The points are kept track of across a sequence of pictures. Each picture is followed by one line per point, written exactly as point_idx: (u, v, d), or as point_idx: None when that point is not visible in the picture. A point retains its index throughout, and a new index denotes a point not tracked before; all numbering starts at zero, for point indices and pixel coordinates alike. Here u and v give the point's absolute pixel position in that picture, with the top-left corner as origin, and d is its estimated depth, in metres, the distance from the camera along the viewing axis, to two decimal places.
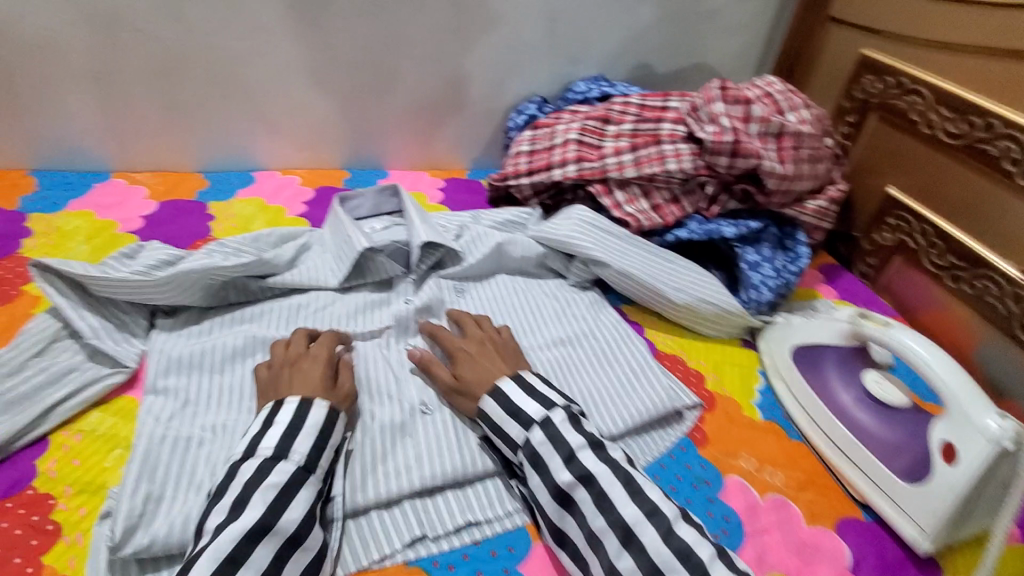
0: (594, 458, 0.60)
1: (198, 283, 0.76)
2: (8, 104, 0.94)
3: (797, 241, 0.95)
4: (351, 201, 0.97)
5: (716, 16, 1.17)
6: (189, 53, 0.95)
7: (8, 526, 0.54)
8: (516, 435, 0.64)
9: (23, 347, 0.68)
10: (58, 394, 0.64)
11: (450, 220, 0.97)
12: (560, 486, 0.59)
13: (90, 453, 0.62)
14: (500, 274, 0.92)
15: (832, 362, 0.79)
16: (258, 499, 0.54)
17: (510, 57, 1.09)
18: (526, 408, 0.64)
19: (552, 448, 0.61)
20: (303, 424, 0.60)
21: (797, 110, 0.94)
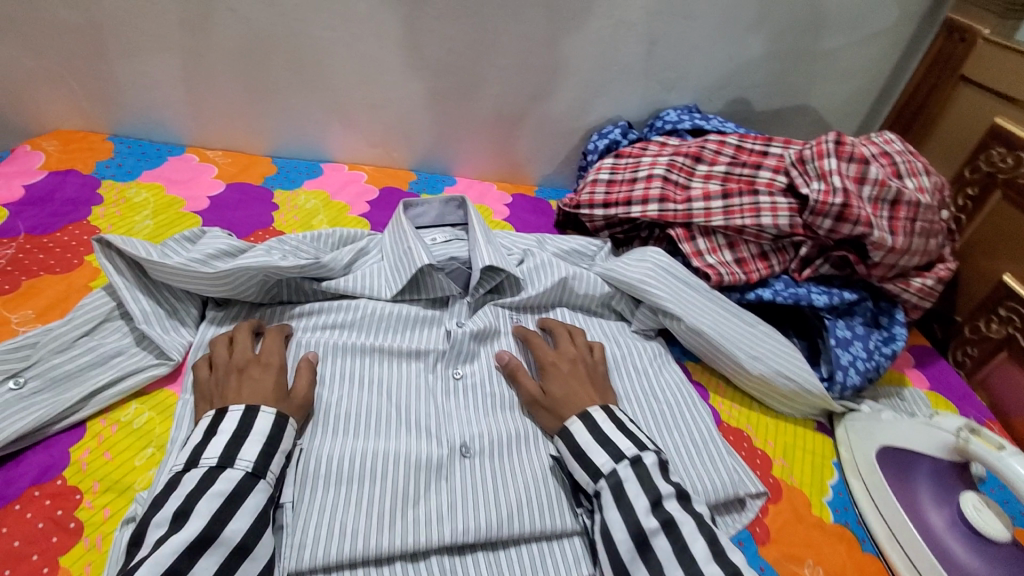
0: (681, 508, 0.56)
1: (254, 280, 0.73)
2: (97, 69, 0.95)
3: (893, 320, 0.85)
4: (415, 209, 0.92)
5: (831, 57, 1.07)
6: (276, 39, 0.93)
7: (31, 517, 0.53)
8: (601, 464, 0.61)
9: (76, 323, 0.67)
10: (101, 380, 0.63)
11: (515, 242, 0.92)
12: (643, 529, 0.55)
13: (122, 448, 0.60)
14: (562, 307, 0.86)
15: (925, 472, 0.69)
16: (201, 509, 0.51)
17: (600, 77, 1.03)
18: (617, 441, 0.62)
19: (639, 487, 0.58)
20: (247, 432, 0.57)
21: (917, 176, 0.84)
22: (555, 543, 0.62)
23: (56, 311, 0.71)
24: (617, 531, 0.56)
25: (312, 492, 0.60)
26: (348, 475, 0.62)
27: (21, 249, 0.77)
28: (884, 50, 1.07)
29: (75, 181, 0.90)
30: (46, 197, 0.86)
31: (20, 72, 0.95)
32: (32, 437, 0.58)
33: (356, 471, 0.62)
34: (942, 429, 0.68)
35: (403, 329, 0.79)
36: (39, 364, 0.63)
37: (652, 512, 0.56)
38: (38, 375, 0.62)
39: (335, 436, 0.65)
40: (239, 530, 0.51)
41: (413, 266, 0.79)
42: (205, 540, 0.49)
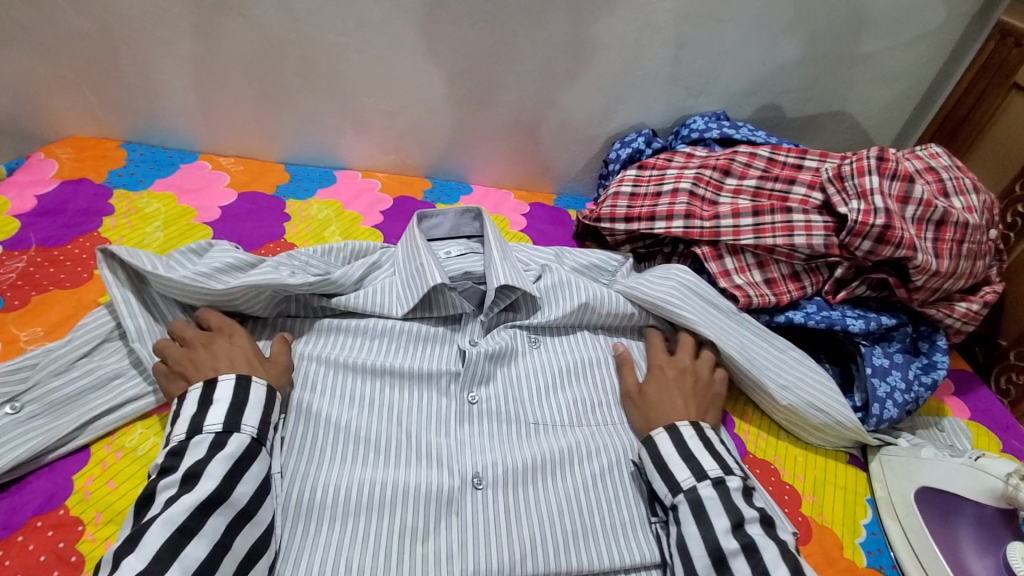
0: (763, 534, 0.56)
1: (263, 296, 0.71)
2: (110, 76, 0.93)
3: (933, 347, 0.80)
4: (430, 219, 0.89)
5: (870, 61, 1.01)
6: (289, 46, 0.90)
7: (33, 550, 0.52)
8: (681, 479, 0.61)
9: (75, 343, 0.65)
10: (98, 406, 0.62)
11: (533, 257, 0.88)
12: (721, 547, 0.55)
13: (125, 476, 0.59)
14: (584, 330, 0.81)
15: (969, 518, 0.64)
16: (212, 471, 0.53)
17: (623, 83, 0.98)
18: (701, 458, 0.62)
19: (721, 507, 0.58)
20: (245, 400, 0.59)
21: (965, 194, 0.78)
22: None
23: (61, 328, 0.70)
24: (694, 547, 0.57)
25: (303, 528, 0.58)
26: (337, 513, 0.59)
27: (32, 262, 0.76)
28: (928, 54, 1.01)
29: (87, 190, 0.89)
30: (58, 208, 0.85)
31: (33, 79, 0.94)
32: (31, 465, 0.57)
33: (343, 511, 0.59)
34: (989, 473, 0.63)
35: (412, 348, 0.75)
36: (37, 387, 0.62)
37: (731, 532, 0.56)
38: (36, 400, 0.61)
39: (318, 471, 0.61)
40: (246, 494, 0.54)
41: (426, 285, 0.75)
42: (215, 499, 0.52)
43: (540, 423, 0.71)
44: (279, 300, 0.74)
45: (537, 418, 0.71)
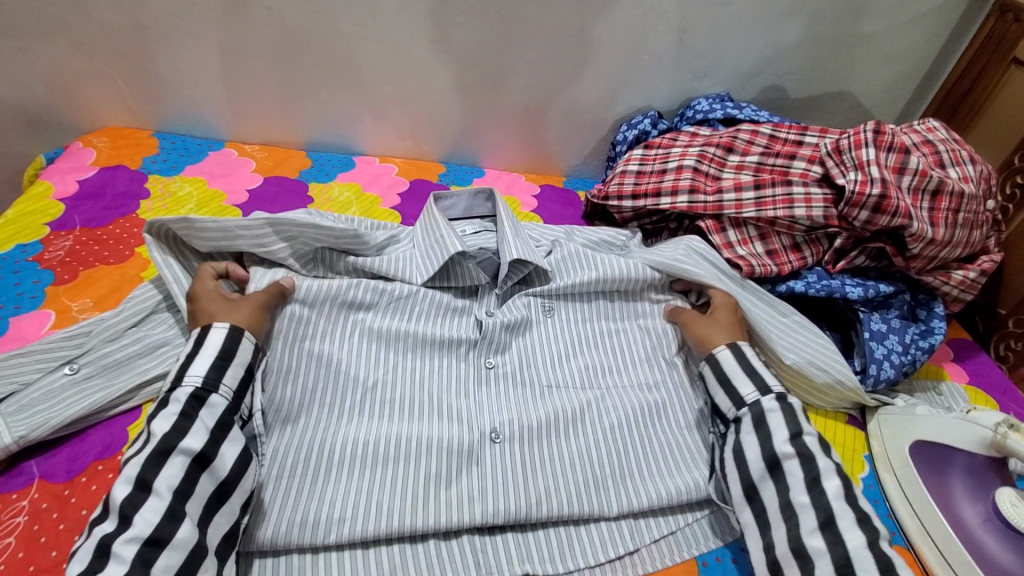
0: (819, 445, 0.62)
1: (294, 238, 0.76)
2: (143, 68, 0.99)
3: (931, 313, 0.83)
4: (445, 200, 0.94)
5: (871, 41, 1.03)
6: (309, 37, 0.95)
7: (95, 489, 0.58)
8: (745, 394, 0.67)
9: (125, 314, 0.70)
10: (149, 370, 0.68)
11: (543, 234, 0.92)
12: (776, 452, 0.62)
13: None
14: (601, 300, 0.84)
15: (961, 468, 0.67)
16: (157, 427, 0.55)
17: (629, 66, 1.02)
18: (764, 376, 0.68)
19: (782, 418, 0.64)
20: (200, 347, 0.62)
21: (961, 165, 0.81)
22: (584, 528, 0.64)
23: (110, 301, 0.75)
24: (751, 453, 0.64)
25: (335, 476, 0.63)
26: (351, 463, 0.64)
27: (78, 241, 0.82)
28: (929, 33, 1.03)
29: (124, 175, 0.95)
30: (99, 191, 0.91)
31: (71, 73, 1.00)
32: (89, 421, 0.64)
33: (360, 460, 0.64)
34: (979, 425, 0.65)
35: (430, 316, 0.79)
36: (92, 352, 0.67)
37: (789, 440, 0.62)
38: (91, 363, 0.67)
39: (342, 425, 0.67)
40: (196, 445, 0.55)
41: (448, 253, 0.79)
42: (165, 450, 0.54)
43: (553, 385, 0.75)
44: (306, 253, 0.78)
45: (550, 381, 0.76)
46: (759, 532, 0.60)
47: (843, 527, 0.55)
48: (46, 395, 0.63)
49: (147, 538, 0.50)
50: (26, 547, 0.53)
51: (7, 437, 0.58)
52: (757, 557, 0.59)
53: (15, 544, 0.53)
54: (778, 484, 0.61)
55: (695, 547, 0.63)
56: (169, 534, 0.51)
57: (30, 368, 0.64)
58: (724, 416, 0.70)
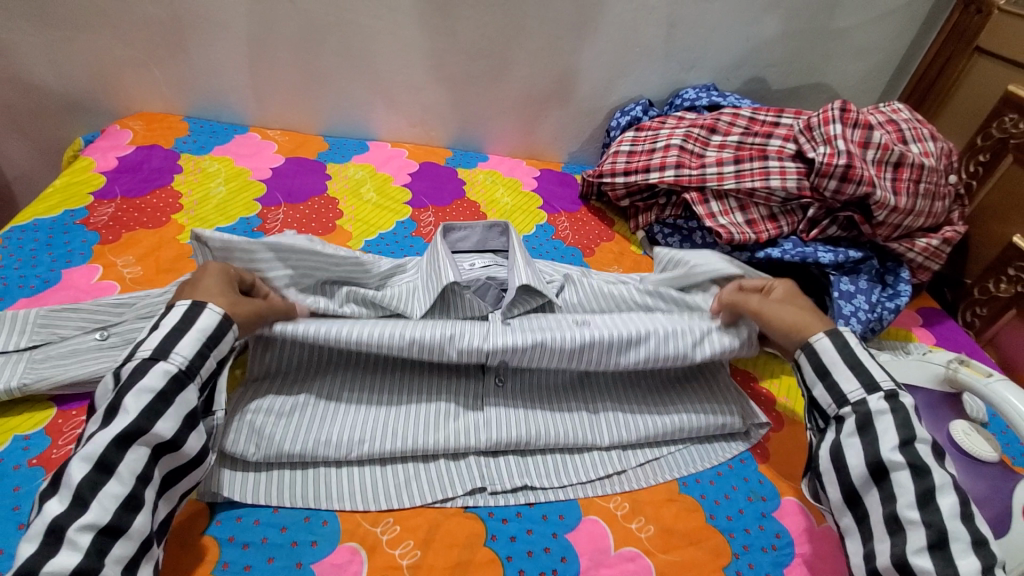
0: (932, 455, 0.54)
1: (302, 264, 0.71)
2: (177, 57, 1.08)
3: (899, 279, 0.90)
4: (456, 233, 0.87)
5: (845, 36, 1.12)
6: (329, 29, 1.04)
7: None
8: (849, 391, 0.59)
9: (165, 295, 0.73)
10: None
11: (555, 269, 0.86)
12: (883, 460, 0.54)
13: None
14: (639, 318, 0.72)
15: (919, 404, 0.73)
16: (128, 405, 0.50)
17: (622, 57, 1.11)
18: (872, 370, 0.59)
19: (893, 423, 0.55)
20: (189, 327, 0.56)
21: (923, 142, 0.91)
22: (577, 455, 0.70)
23: (140, 276, 0.81)
24: (852, 457, 0.56)
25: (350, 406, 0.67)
26: (361, 394, 0.69)
27: (119, 208, 0.91)
28: (898, 28, 1.12)
29: (158, 153, 1.04)
30: (137, 166, 1.00)
31: (112, 62, 1.09)
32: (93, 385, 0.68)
33: (366, 395, 0.69)
34: (933, 362, 0.73)
35: (440, 325, 0.66)
36: (124, 324, 0.72)
37: (899, 448, 0.54)
38: (118, 333, 0.71)
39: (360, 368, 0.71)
40: (169, 426, 0.52)
41: (441, 284, 0.73)
42: (135, 431, 0.50)
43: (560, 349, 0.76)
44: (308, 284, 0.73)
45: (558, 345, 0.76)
46: (861, 540, 0.55)
47: (957, 550, 0.49)
48: (70, 351, 0.69)
49: (104, 525, 0.46)
50: None
51: (14, 381, 0.65)
52: (858, 565, 0.55)
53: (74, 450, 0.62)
54: (884, 494, 0.54)
55: (676, 471, 0.70)
56: (125, 522, 0.48)
57: (73, 325, 0.71)
58: (821, 412, 0.62)
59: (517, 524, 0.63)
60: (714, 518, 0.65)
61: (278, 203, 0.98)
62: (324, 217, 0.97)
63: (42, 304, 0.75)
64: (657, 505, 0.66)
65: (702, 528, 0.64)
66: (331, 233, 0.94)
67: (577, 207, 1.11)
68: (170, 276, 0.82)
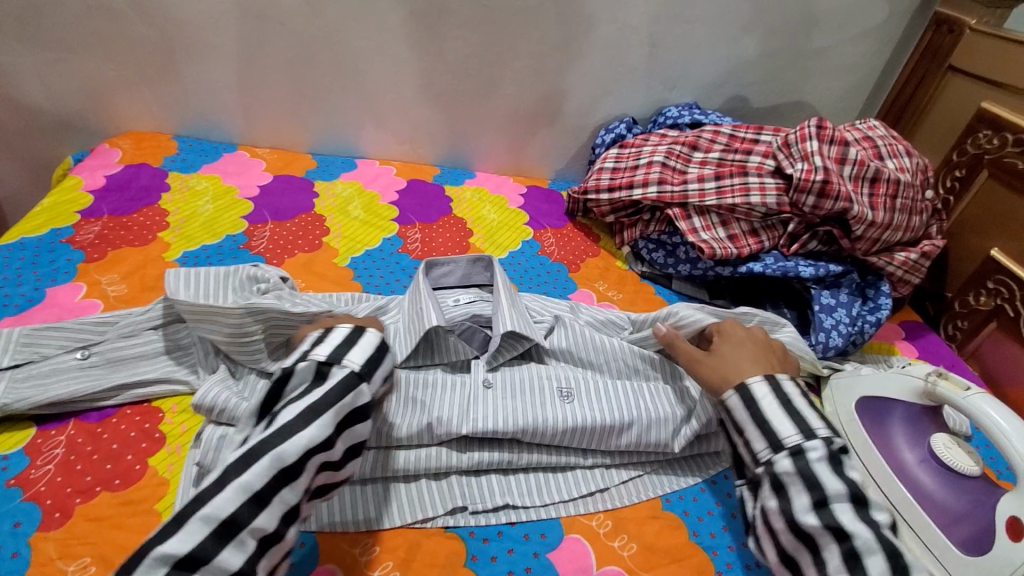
0: (852, 514, 0.52)
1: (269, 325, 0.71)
2: (168, 78, 1.10)
3: (879, 292, 0.91)
4: (440, 268, 0.87)
5: (822, 55, 1.15)
6: (318, 50, 1.06)
7: (110, 437, 0.66)
8: (759, 450, 0.59)
9: (151, 315, 0.75)
10: (145, 375, 0.71)
11: (546, 307, 0.85)
12: (802, 524, 0.53)
13: (192, 417, 0.70)
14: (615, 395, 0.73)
15: (899, 417, 0.73)
16: (329, 418, 0.52)
17: (607, 77, 1.13)
18: (776, 425, 0.58)
19: (802, 484, 0.54)
20: (380, 360, 0.59)
21: (898, 157, 0.93)
22: (559, 474, 0.69)
23: (122, 296, 0.81)
24: (776, 522, 0.55)
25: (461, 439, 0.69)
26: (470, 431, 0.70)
27: (106, 227, 0.92)
28: (874, 48, 1.16)
29: (147, 172, 1.05)
30: (125, 185, 1.01)
31: (104, 83, 1.11)
32: (73, 405, 0.68)
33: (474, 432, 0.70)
34: (911, 375, 0.72)
35: (425, 411, 0.67)
36: (106, 345, 0.73)
37: (813, 509, 0.53)
38: (101, 353, 0.72)
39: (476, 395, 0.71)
40: (342, 448, 0.54)
41: (422, 328, 0.73)
42: (322, 447, 0.51)
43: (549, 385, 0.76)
44: (279, 342, 0.73)
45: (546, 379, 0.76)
46: None
47: None
48: (51, 372, 0.69)
49: (268, 532, 0.47)
50: (64, 473, 0.62)
51: None
52: None
53: (54, 470, 0.62)
54: (814, 557, 0.52)
55: (658, 489, 0.69)
56: (284, 531, 0.49)
57: (55, 344, 0.71)
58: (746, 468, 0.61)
59: (499, 544, 0.62)
60: (697, 535, 0.65)
61: (264, 220, 0.98)
62: (310, 234, 0.98)
63: (27, 323, 0.75)
64: (640, 522, 0.66)
65: (685, 545, 0.64)
66: (317, 250, 0.95)
67: (563, 223, 1.12)
68: (156, 293, 0.83)
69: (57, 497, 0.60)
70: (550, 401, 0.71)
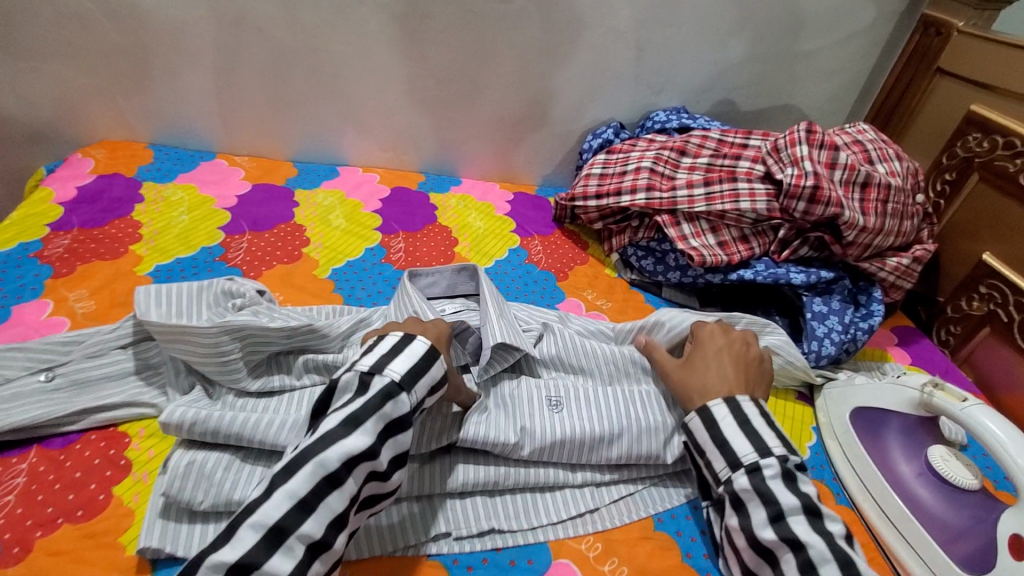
0: (807, 526, 0.53)
1: (246, 344, 0.68)
2: (142, 85, 1.07)
3: (871, 298, 0.90)
4: (424, 278, 0.85)
5: (810, 58, 1.14)
6: (298, 55, 1.03)
7: (73, 465, 0.63)
8: (719, 470, 0.60)
9: (119, 335, 0.72)
10: (111, 399, 0.68)
11: (533, 316, 0.83)
12: (758, 538, 0.54)
13: (161, 442, 0.66)
14: (604, 405, 0.70)
15: (894, 429, 0.72)
16: (370, 425, 0.51)
17: (594, 82, 1.11)
18: (734, 444, 0.59)
19: (758, 499, 0.56)
20: (426, 369, 0.57)
21: (889, 162, 0.92)
22: (548, 493, 0.67)
23: (88, 314, 0.78)
24: (738, 539, 0.57)
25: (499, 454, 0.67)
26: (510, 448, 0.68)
27: (75, 240, 0.88)
28: (862, 51, 1.15)
29: (120, 182, 1.02)
30: (97, 196, 0.98)
31: (75, 91, 1.07)
32: (35, 431, 0.64)
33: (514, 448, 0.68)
34: (907, 386, 0.71)
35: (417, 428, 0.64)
36: (72, 366, 0.70)
37: (770, 524, 0.54)
38: (66, 375, 0.69)
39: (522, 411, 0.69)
40: (387, 456, 0.53)
41: None
42: (366, 456, 0.51)
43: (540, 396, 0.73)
44: (258, 360, 0.70)
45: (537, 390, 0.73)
46: None
47: None
48: (13, 396, 0.66)
49: (316, 540, 0.47)
50: (24, 504, 0.59)
51: None
52: None
53: (13, 501, 0.59)
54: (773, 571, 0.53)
55: (651, 507, 0.67)
56: (332, 539, 0.48)
57: (18, 365, 0.68)
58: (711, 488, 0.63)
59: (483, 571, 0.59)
60: (690, 557, 0.63)
61: (242, 231, 0.95)
62: (290, 244, 0.95)
63: None
64: (631, 544, 0.63)
65: (676, 567, 0.62)
66: (296, 262, 0.92)
67: (551, 230, 1.10)
68: (126, 309, 0.79)
69: (16, 530, 0.56)
70: (539, 412, 0.68)
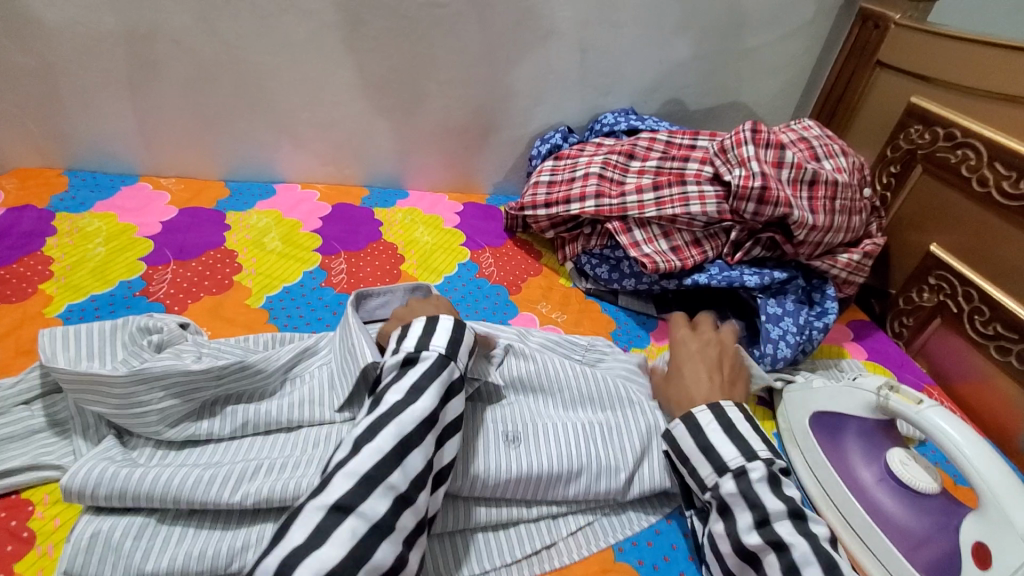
0: (794, 530, 0.52)
1: (172, 389, 0.60)
2: (50, 107, 0.98)
3: (824, 296, 0.89)
4: (372, 301, 0.76)
5: (754, 55, 1.13)
6: (221, 69, 0.96)
7: None
8: (705, 476, 0.59)
9: (22, 389, 0.65)
10: (11, 463, 0.60)
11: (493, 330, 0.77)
12: (745, 544, 0.53)
13: (69, 511, 0.60)
14: (564, 437, 0.65)
15: (854, 433, 0.70)
16: (432, 389, 0.53)
17: (538, 86, 1.08)
18: (720, 450, 0.58)
19: (744, 504, 0.55)
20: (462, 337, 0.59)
21: (834, 158, 0.91)
22: (503, 531, 0.63)
23: None
24: (723, 546, 0.55)
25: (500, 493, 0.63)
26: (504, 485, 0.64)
27: None
28: (804, 46, 1.14)
29: (31, 215, 0.93)
30: (3, 231, 0.89)
31: None
32: None
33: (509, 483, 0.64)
34: (863, 389, 0.68)
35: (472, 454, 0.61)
36: None
37: (756, 528, 0.53)
38: None
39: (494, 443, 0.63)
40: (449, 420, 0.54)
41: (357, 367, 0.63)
42: (431, 420, 0.52)
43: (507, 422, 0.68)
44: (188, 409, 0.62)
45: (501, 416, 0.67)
46: None
47: None
48: None
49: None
50: None
51: None
52: None
53: None
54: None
55: (608, 538, 0.64)
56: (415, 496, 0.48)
57: None
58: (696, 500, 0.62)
59: None
60: None
61: (166, 261, 0.88)
62: (219, 273, 0.88)
63: None
64: None
65: None
66: (226, 292, 0.85)
67: (502, 241, 1.06)
68: (33, 357, 0.72)
69: None
70: (495, 446, 0.63)
